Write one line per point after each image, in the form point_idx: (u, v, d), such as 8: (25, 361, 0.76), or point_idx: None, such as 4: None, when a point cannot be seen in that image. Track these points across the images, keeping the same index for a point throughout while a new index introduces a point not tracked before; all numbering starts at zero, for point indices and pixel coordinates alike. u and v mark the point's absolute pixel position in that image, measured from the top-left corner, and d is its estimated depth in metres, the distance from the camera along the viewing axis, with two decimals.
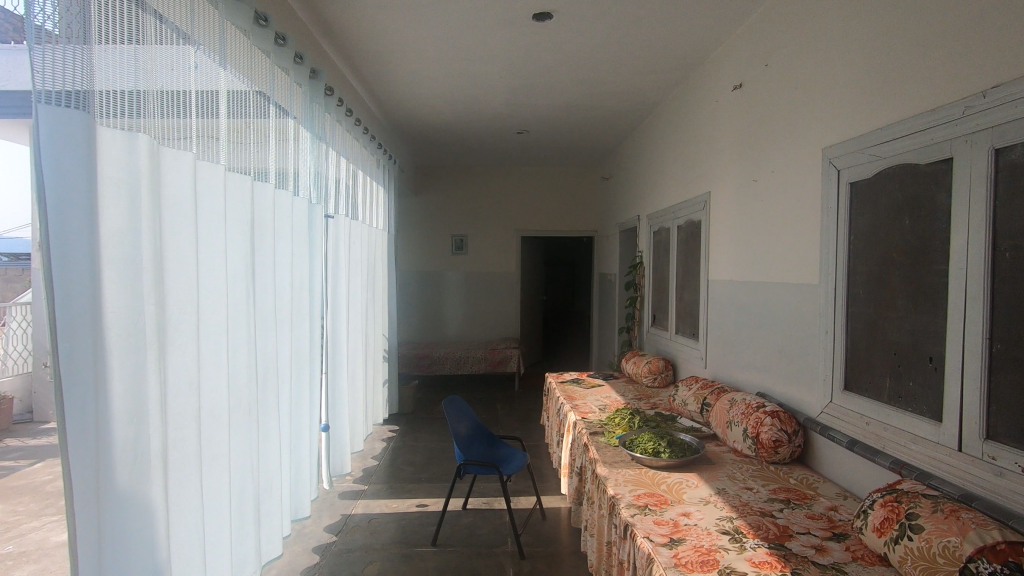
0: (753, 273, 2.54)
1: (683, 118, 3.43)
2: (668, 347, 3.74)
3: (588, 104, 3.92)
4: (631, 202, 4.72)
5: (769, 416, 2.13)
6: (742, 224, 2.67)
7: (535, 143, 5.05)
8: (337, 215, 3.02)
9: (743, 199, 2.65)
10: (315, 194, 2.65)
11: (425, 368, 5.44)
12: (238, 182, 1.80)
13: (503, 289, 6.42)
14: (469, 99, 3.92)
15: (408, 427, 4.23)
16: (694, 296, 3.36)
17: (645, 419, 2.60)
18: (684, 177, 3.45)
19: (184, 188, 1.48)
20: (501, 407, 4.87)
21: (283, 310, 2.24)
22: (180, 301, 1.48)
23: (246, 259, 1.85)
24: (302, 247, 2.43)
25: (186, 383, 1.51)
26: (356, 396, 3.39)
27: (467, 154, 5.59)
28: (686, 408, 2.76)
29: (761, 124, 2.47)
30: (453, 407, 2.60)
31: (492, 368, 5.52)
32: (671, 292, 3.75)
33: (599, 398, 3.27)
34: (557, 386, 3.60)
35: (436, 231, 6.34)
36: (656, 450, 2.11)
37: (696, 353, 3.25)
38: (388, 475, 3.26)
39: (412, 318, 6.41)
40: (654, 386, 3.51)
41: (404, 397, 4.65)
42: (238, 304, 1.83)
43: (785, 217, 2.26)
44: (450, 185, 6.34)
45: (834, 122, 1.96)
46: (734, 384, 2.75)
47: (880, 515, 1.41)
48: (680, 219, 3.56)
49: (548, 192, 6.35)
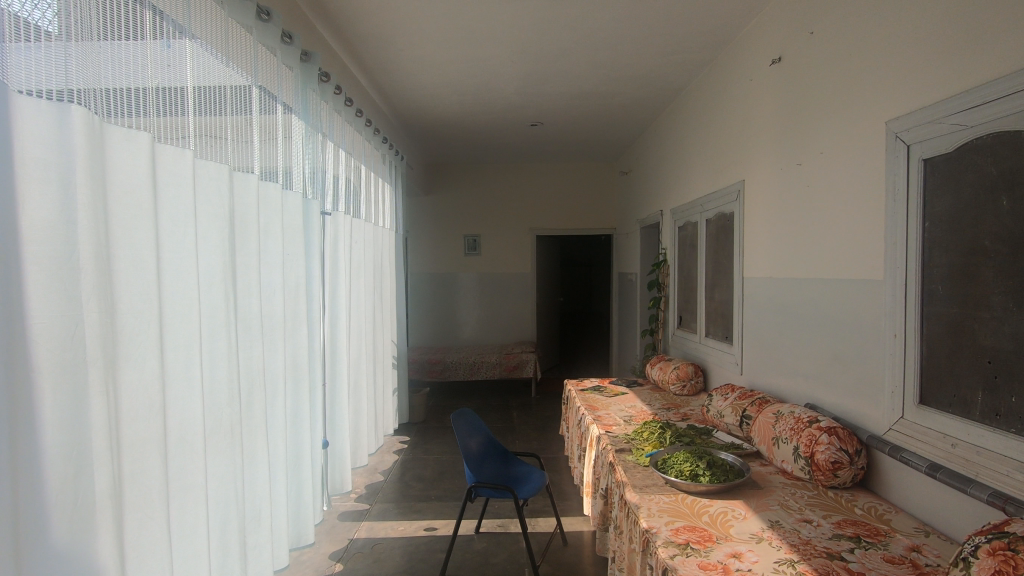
0: (798, 269, 2.26)
1: (711, 101, 3.16)
2: (696, 351, 3.46)
3: (607, 91, 3.66)
4: (653, 195, 4.45)
5: (826, 433, 1.84)
6: (783, 215, 2.39)
7: (550, 135, 4.80)
8: (336, 213, 2.79)
9: (786, 186, 2.36)
10: (311, 190, 2.42)
11: (437, 374, 5.22)
12: (210, 173, 1.57)
13: (518, 290, 6.18)
14: (479, 88, 3.70)
15: (419, 438, 4.00)
16: (726, 295, 3.08)
17: (677, 434, 2.34)
18: (714, 166, 3.17)
19: (136, 173, 1.24)
20: (517, 415, 4.62)
21: (273, 317, 2.00)
22: (138, 309, 1.24)
23: (223, 259, 1.62)
24: (295, 246, 2.20)
25: (146, 406, 1.26)
26: (360, 408, 3.15)
27: (479, 149, 5.36)
28: (723, 421, 2.48)
29: (807, 100, 2.19)
30: (464, 421, 2.37)
31: (507, 373, 5.27)
32: (699, 292, 3.47)
33: (623, 408, 3.01)
34: (577, 394, 3.35)
35: (448, 231, 6.13)
36: (694, 472, 1.85)
37: (730, 358, 2.97)
38: (396, 493, 3.03)
39: (425, 321, 6.21)
40: (682, 394, 3.24)
41: (415, 406, 4.43)
42: (214, 310, 1.59)
43: (838, 204, 1.99)
44: (462, 183, 6.12)
45: (902, 90, 1.68)
46: (776, 393, 2.47)
47: (989, 567, 1.12)
48: (709, 211, 3.28)
49: (564, 189, 6.09)
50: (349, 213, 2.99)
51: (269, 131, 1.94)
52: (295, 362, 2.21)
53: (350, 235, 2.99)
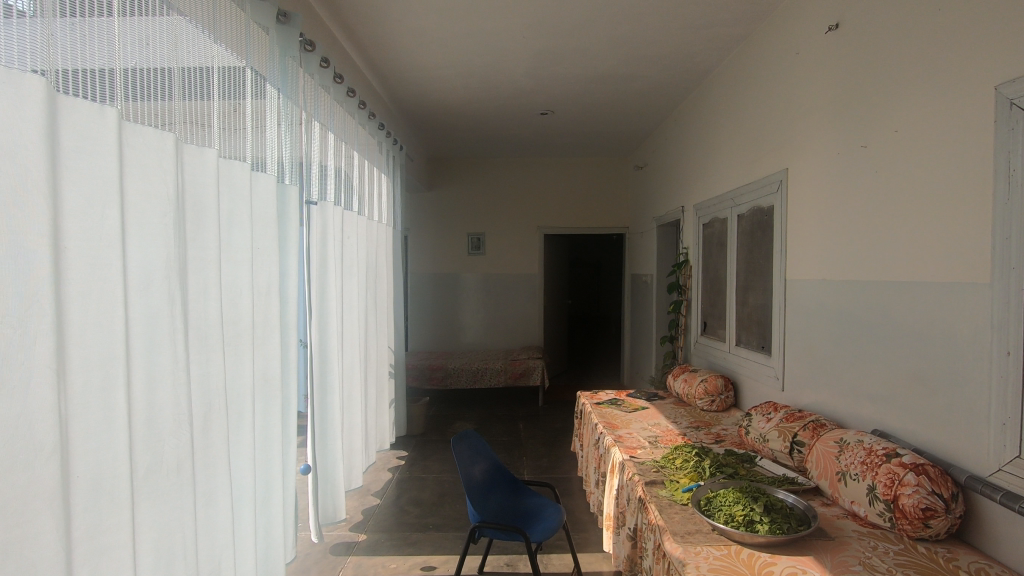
0: (863, 269, 1.94)
1: (747, 82, 2.82)
2: (725, 362, 3.12)
3: (627, 73, 3.33)
4: (673, 191, 4.11)
5: (912, 470, 1.50)
6: (842, 207, 2.06)
7: (561, 126, 4.47)
8: (322, 202, 2.45)
9: (846, 172, 2.04)
10: (290, 173, 2.07)
11: (438, 381, 4.88)
12: (148, 141, 1.24)
13: (525, 292, 5.84)
14: (486, 71, 3.37)
15: (417, 454, 3.66)
16: (763, 300, 2.74)
17: (717, 463, 1.99)
18: (749, 155, 2.83)
19: (16, 128, 0.90)
20: (524, 427, 4.28)
21: (241, 322, 1.65)
22: (21, 315, 0.90)
23: (168, 249, 1.27)
24: (267, 235, 1.86)
25: (33, 447, 0.91)
26: (352, 423, 2.81)
27: (485, 141, 5.04)
28: (767, 446, 2.14)
29: (877, 70, 1.86)
30: (466, 444, 2.03)
31: (513, 381, 4.93)
32: (728, 296, 3.13)
33: (645, 426, 2.67)
34: (593, 408, 3.01)
35: (451, 229, 5.80)
36: (748, 518, 1.50)
37: (767, 372, 2.63)
38: (389, 520, 2.69)
39: (426, 324, 5.87)
40: (711, 410, 2.90)
41: (414, 417, 4.09)
42: (159, 315, 1.24)
43: (923, 191, 1.65)
44: (466, 178, 5.79)
45: (1017, 45, 1.34)
46: (829, 416, 2.12)
47: None
48: (742, 206, 2.94)
49: (574, 186, 5.76)
50: (340, 204, 2.66)
51: (236, 98, 1.61)
52: (264, 375, 1.86)
53: (341, 228, 2.65)
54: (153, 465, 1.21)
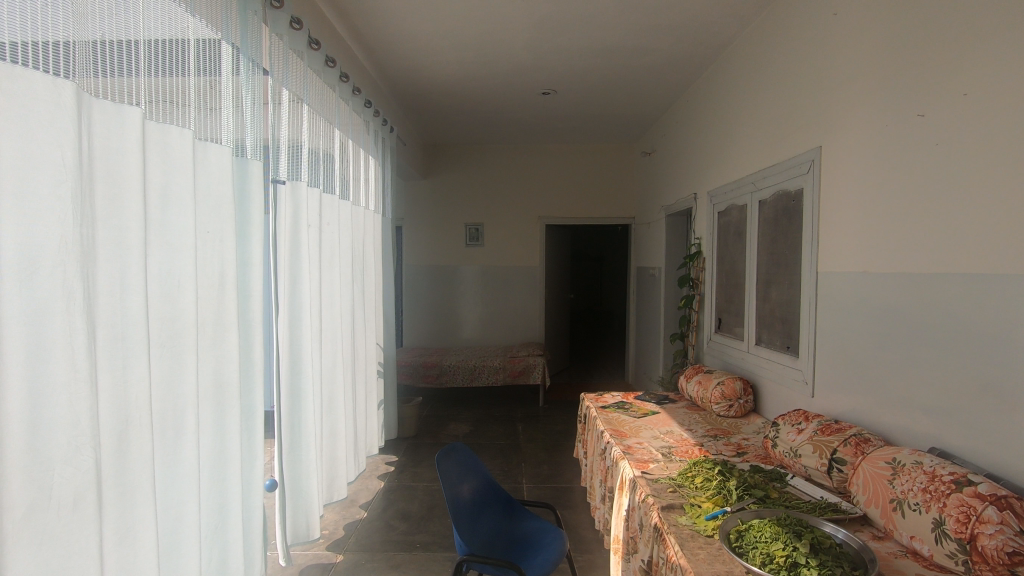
0: (916, 261, 1.66)
1: (774, 51, 2.52)
2: (743, 363, 2.85)
3: (637, 45, 3.04)
4: (685, 177, 3.82)
5: (992, 504, 1.21)
6: (891, 188, 1.79)
7: (564, 107, 4.18)
8: (293, 182, 2.17)
9: (898, 148, 1.76)
10: (252, 146, 1.80)
11: (433, 380, 4.62)
12: (36, 92, 0.97)
13: (525, 286, 5.57)
14: (483, 44, 3.08)
15: (408, 459, 3.41)
16: (788, 295, 2.45)
17: (743, 483, 1.72)
18: (775, 133, 2.54)
19: None
20: (523, 429, 4.01)
21: (184, 320, 1.39)
22: None
23: (64, 229, 1.01)
24: (220, 218, 1.59)
25: None
26: (334, 429, 2.55)
27: (483, 125, 4.75)
28: (798, 462, 1.88)
29: (944, 22, 1.57)
30: (453, 459, 1.76)
31: (512, 379, 4.67)
32: (748, 290, 2.85)
33: (656, 435, 2.40)
34: (598, 412, 2.74)
35: (448, 219, 5.52)
36: (791, 561, 1.23)
37: (793, 375, 2.36)
38: (373, 537, 2.43)
39: (422, 319, 5.60)
40: (728, 416, 2.63)
41: (406, 418, 3.83)
42: (49, 312, 0.98)
43: (1004, 166, 1.37)
44: (464, 165, 5.50)
45: None
46: (871, 428, 1.85)
47: None
48: (764, 190, 2.66)
49: (578, 173, 5.47)
50: (316, 185, 2.38)
51: (171, 50, 1.33)
52: (218, 381, 1.60)
53: (318, 213, 2.38)
54: (38, 502, 0.96)
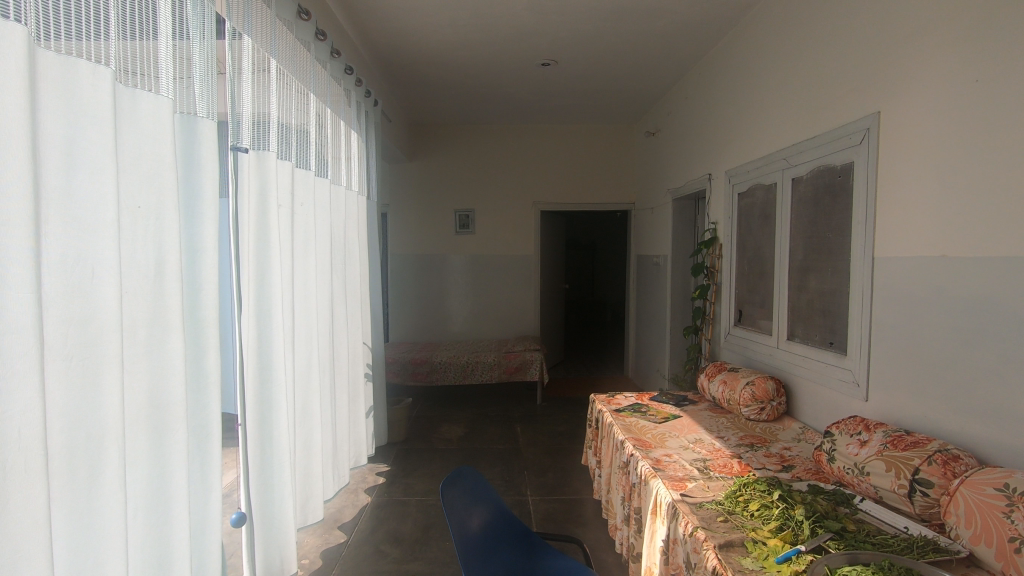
0: (1020, 242, 1.37)
1: (816, 7, 2.21)
2: (772, 361, 2.56)
3: (652, 6, 2.72)
4: (698, 156, 3.52)
5: None
6: (983, 156, 1.49)
7: (563, 80, 3.83)
8: (258, 152, 1.81)
9: (993, 105, 1.46)
10: (204, 101, 1.43)
11: (422, 378, 4.29)
12: None
13: (519, 276, 5.25)
14: (479, 2, 2.72)
15: (398, 468, 3.07)
16: (831, 284, 2.17)
17: (811, 511, 1.43)
18: (817, 101, 2.24)
19: None
20: (522, 431, 3.71)
21: (101, 324, 1.09)
22: None
23: None
24: (157, 191, 1.26)
25: None
26: (310, 442, 2.21)
27: (474, 102, 4.39)
28: (866, 481, 1.59)
29: None
30: (460, 487, 1.44)
31: (508, 376, 4.36)
32: (777, 279, 2.56)
33: (685, 445, 2.11)
34: (614, 418, 2.44)
35: (435, 205, 5.16)
36: None
37: (839, 375, 2.08)
38: (359, 567, 2.10)
39: (409, 312, 5.25)
40: (759, 420, 2.35)
41: (395, 421, 3.50)
42: None
43: None
44: (452, 147, 5.14)
45: None
46: (951, 440, 1.57)
47: None
48: (799, 166, 2.37)
49: (575, 156, 5.14)
50: (287, 158, 2.02)
51: None
52: (157, 396, 1.27)
53: (290, 191, 2.01)
54: None
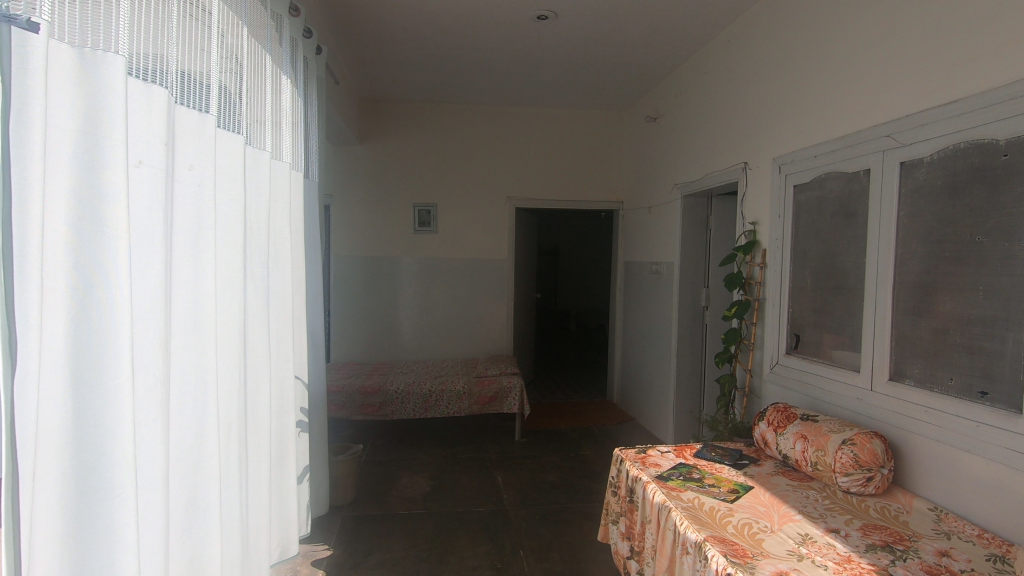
0: None
1: None
2: (863, 407, 1.92)
3: None
4: (725, 141, 2.89)
5: None
6: None
7: (559, 43, 3.09)
8: (83, 53, 0.92)
9: None
10: None
11: (374, 411, 3.42)
12: None
13: (489, 283, 4.47)
14: None
15: (344, 554, 2.21)
16: (981, 309, 1.53)
17: None
18: (958, 51, 1.60)
19: None
20: (504, 482, 2.92)
21: None
22: None
23: None
24: None
25: None
26: (200, 563, 1.35)
27: (441, 71, 3.59)
28: None
29: None
30: None
31: (480, 407, 3.56)
32: (870, 298, 1.91)
33: (796, 552, 1.39)
34: (665, 496, 1.70)
35: (390, 197, 4.29)
36: None
37: (1006, 443, 1.43)
38: None
39: (355, 327, 4.32)
40: (864, 496, 1.68)
41: (338, 479, 2.62)
42: None
43: None
44: (412, 129, 4.29)
45: None
46: None
47: None
48: (917, 147, 1.73)
49: (556, 145, 4.43)
50: (158, 84, 1.14)
51: None
52: None
53: (162, 144, 1.14)
54: None
